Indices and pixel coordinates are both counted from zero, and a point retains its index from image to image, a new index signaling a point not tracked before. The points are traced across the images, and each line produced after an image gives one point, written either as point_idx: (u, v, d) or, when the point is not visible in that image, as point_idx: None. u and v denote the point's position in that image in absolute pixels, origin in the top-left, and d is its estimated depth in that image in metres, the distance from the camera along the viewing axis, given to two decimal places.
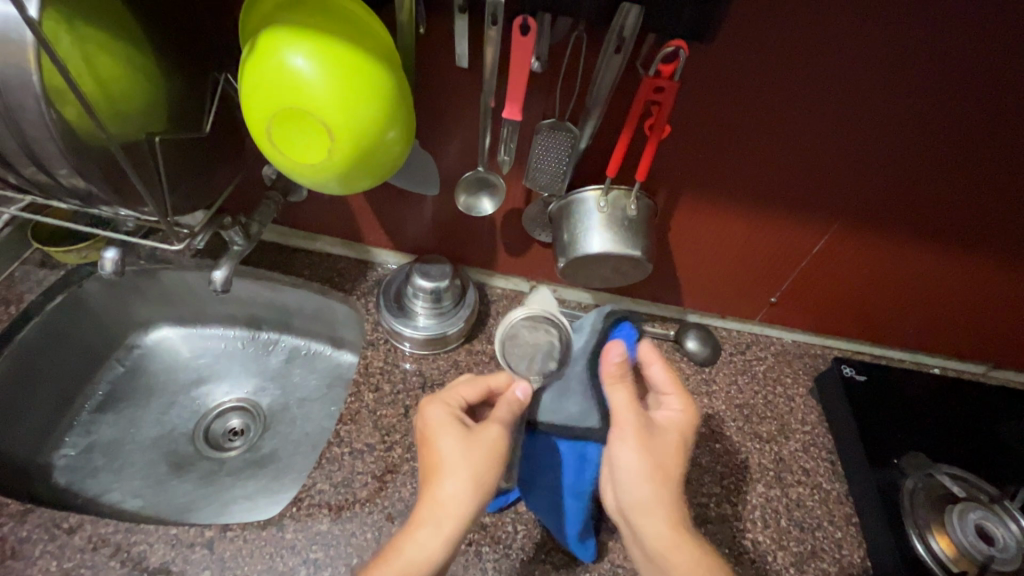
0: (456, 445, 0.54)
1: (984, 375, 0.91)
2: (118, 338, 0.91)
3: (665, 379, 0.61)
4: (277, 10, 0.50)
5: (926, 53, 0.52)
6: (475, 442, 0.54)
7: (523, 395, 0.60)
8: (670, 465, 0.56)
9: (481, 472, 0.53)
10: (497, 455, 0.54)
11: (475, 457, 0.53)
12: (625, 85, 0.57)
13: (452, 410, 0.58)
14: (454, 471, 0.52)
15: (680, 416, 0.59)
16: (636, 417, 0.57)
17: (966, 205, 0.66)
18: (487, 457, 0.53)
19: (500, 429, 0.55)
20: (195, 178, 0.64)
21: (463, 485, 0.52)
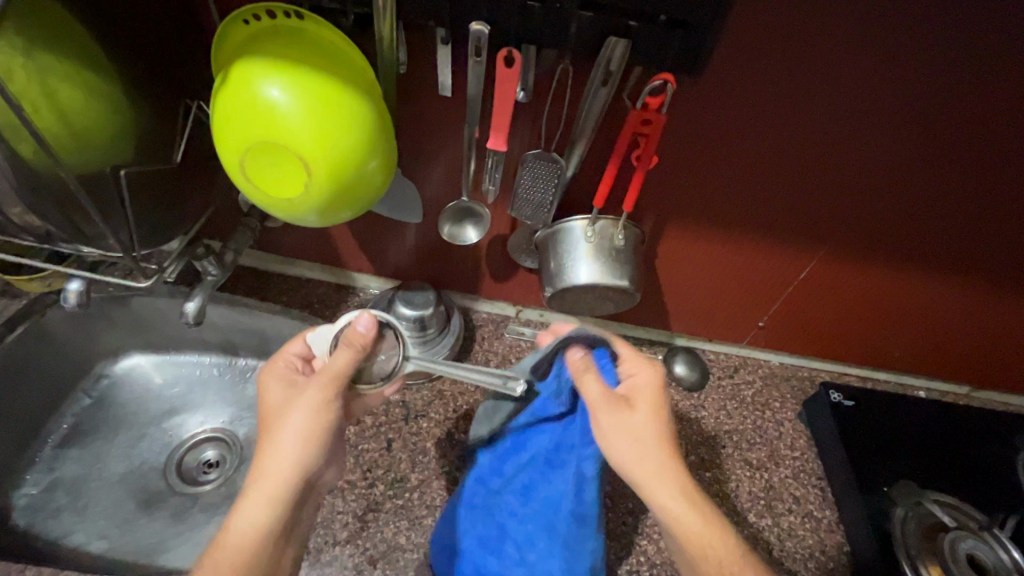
0: (276, 405, 0.53)
1: (967, 396, 0.91)
2: (84, 368, 0.87)
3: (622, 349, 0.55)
4: (252, 41, 0.48)
5: (908, 86, 0.52)
6: (302, 397, 0.52)
7: (365, 330, 0.54)
8: (658, 438, 0.51)
9: (303, 428, 0.51)
10: (324, 405, 0.52)
11: (301, 412, 0.51)
12: (612, 115, 0.56)
13: (286, 374, 0.57)
14: (282, 430, 0.51)
15: (650, 382, 0.53)
16: (612, 404, 0.51)
17: (949, 231, 0.66)
18: (315, 410, 0.51)
19: (325, 376, 0.53)
20: (167, 210, 0.61)
21: (286, 438, 0.51)
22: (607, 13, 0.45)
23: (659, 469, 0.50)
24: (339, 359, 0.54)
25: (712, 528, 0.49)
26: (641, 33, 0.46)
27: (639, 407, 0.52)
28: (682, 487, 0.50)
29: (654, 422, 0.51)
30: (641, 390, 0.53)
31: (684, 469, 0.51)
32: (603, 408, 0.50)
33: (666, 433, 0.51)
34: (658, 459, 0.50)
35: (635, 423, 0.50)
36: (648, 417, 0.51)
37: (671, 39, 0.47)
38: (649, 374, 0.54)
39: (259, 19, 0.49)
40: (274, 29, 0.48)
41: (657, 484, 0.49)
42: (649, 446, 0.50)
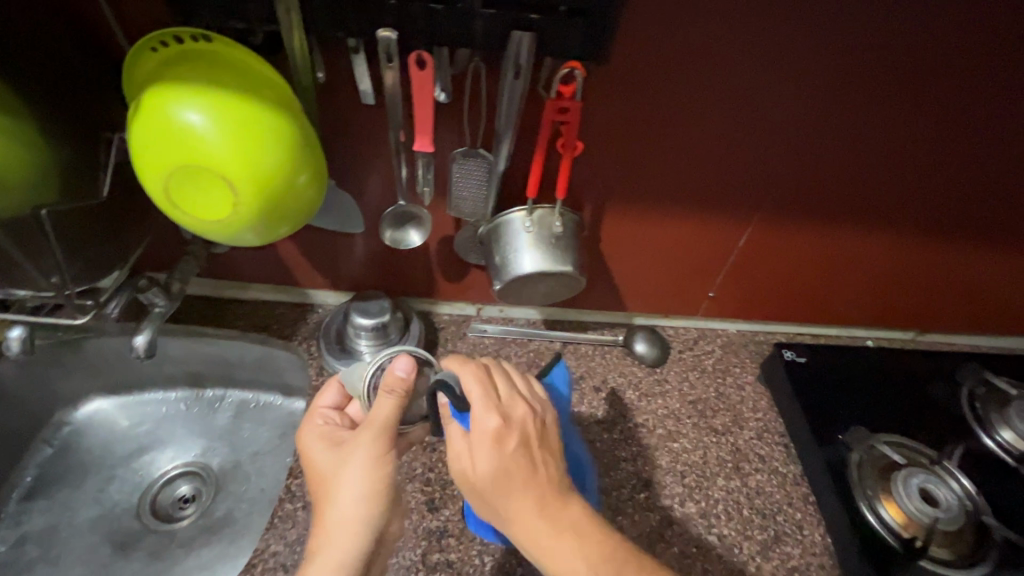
0: (330, 462, 0.54)
1: (914, 340, 0.96)
2: (42, 417, 0.85)
3: (471, 383, 0.56)
4: (163, 66, 0.48)
5: (807, 49, 0.55)
6: (352, 450, 0.53)
7: (404, 374, 0.55)
8: (512, 479, 0.51)
9: (363, 485, 0.51)
10: (379, 456, 0.52)
11: (356, 467, 0.52)
12: (532, 107, 0.57)
13: (329, 429, 0.58)
14: (339, 486, 0.51)
15: (486, 420, 0.53)
16: (465, 448, 0.53)
17: (869, 185, 0.70)
18: (369, 462, 0.52)
19: (371, 428, 0.53)
20: (102, 246, 0.60)
21: (350, 499, 0.51)
22: (509, 9, 0.47)
23: (513, 505, 0.51)
24: (384, 408, 0.54)
25: (580, 552, 0.50)
26: (544, 25, 0.48)
27: (472, 455, 0.52)
28: (535, 522, 0.51)
29: (496, 461, 0.51)
30: (476, 445, 0.52)
31: (542, 513, 0.51)
32: (457, 446, 0.53)
33: (507, 476, 0.51)
34: (507, 496, 0.51)
35: (479, 476, 0.52)
36: (487, 458, 0.52)
37: (573, 28, 0.48)
38: (485, 418, 0.53)
39: (168, 44, 0.49)
40: (184, 53, 0.49)
41: (523, 525, 0.51)
42: (517, 484, 0.51)
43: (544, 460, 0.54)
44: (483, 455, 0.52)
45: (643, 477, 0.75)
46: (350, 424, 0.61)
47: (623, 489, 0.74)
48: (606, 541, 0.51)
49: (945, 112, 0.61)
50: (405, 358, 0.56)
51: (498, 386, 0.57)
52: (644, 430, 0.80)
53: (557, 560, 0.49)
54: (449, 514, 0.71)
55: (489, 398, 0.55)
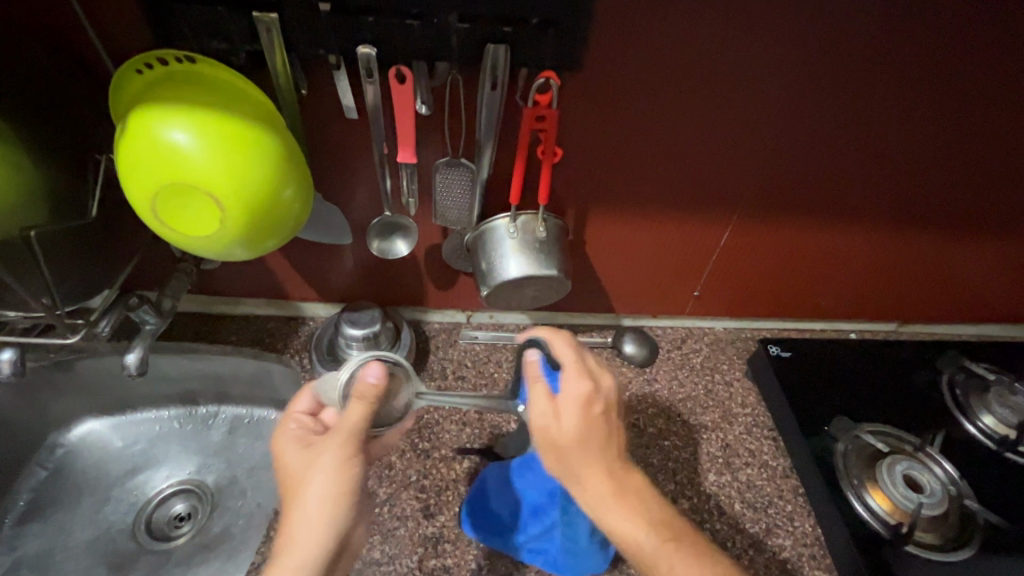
0: (300, 464, 0.54)
1: (896, 331, 0.98)
2: (35, 440, 0.85)
3: (564, 348, 0.59)
4: (149, 88, 0.50)
5: (778, 57, 0.56)
6: (321, 454, 0.53)
7: (374, 381, 0.54)
8: (592, 442, 0.53)
9: (327, 490, 0.51)
10: (344, 462, 0.53)
11: (323, 470, 0.52)
12: (511, 116, 0.59)
13: (301, 433, 0.57)
14: (307, 489, 0.51)
15: (578, 382, 0.55)
16: (549, 407, 0.54)
17: (846, 184, 0.71)
18: (335, 468, 0.52)
19: (339, 434, 0.53)
20: (91, 266, 0.61)
21: (316, 503, 0.51)
22: (483, 24, 0.49)
23: (588, 469, 0.53)
24: (353, 416, 0.54)
25: (637, 518, 0.52)
26: (518, 38, 0.50)
27: (559, 413, 0.54)
28: (603, 486, 0.52)
29: (581, 422, 0.53)
30: (573, 402, 0.54)
31: (612, 481, 0.53)
32: (542, 402, 0.54)
33: (591, 435, 0.53)
34: (589, 456, 0.53)
35: (562, 433, 0.53)
36: (576, 417, 0.53)
37: (546, 40, 0.50)
38: (576, 381, 0.55)
39: (153, 67, 0.50)
40: (170, 75, 0.50)
41: (596, 486, 0.52)
42: (597, 446, 0.53)
43: (618, 432, 0.56)
44: (568, 415, 0.53)
45: None
46: (323, 429, 0.60)
47: None
48: (664, 510, 0.53)
49: (915, 112, 0.63)
50: (375, 367, 0.55)
51: (584, 356, 0.59)
52: (635, 430, 0.81)
53: (623, 523, 0.51)
54: (445, 520, 0.71)
55: (580, 364, 0.57)
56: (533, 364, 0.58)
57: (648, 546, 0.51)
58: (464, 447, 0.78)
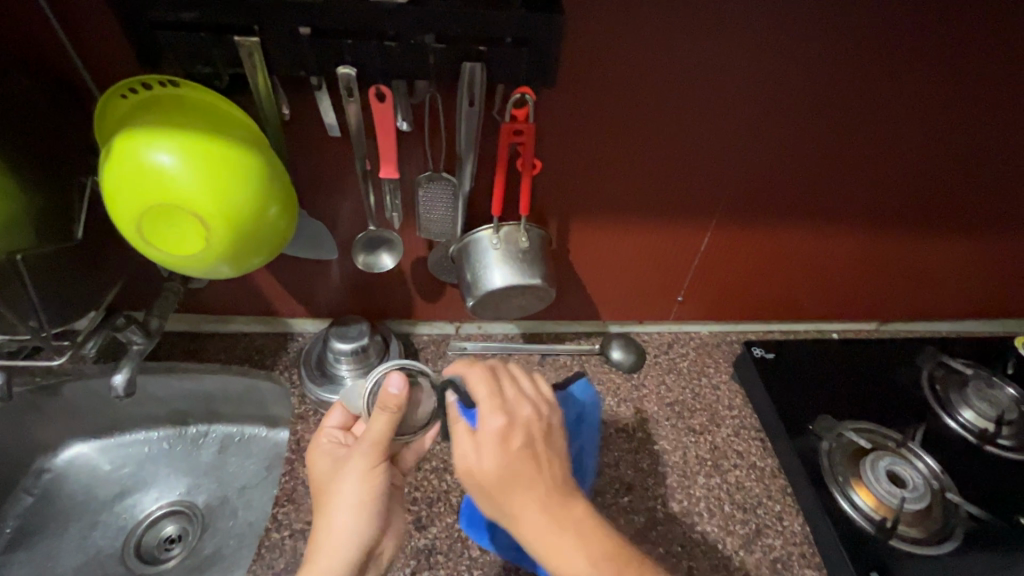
0: (329, 473, 0.58)
1: (878, 330, 1.00)
2: (22, 465, 0.84)
3: (478, 385, 0.59)
4: (133, 112, 0.51)
5: (746, 68, 0.58)
6: (349, 464, 0.57)
7: (397, 392, 0.55)
8: (522, 475, 0.53)
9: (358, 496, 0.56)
10: (370, 469, 0.57)
11: (352, 477, 0.57)
12: (490, 130, 0.60)
13: (332, 447, 0.62)
14: (338, 495, 0.56)
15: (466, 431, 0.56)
16: (471, 442, 0.55)
17: (819, 186, 0.73)
18: (365, 476, 0.56)
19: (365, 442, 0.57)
20: (76, 288, 0.61)
21: (348, 508, 0.55)
22: (459, 43, 0.50)
23: (517, 504, 0.53)
24: (377, 427, 0.56)
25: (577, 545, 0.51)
26: (493, 56, 0.51)
27: (475, 451, 0.55)
28: (535, 517, 0.52)
29: (497, 458, 0.54)
30: (460, 442, 0.56)
31: (546, 510, 0.53)
32: (463, 439, 0.56)
33: (512, 470, 0.53)
34: (515, 490, 0.53)
35: (482, 471, 0.54)
36: (494, 456, 0.54)
37: (520, 57, 0.52)
38: (490, 417, 0.56)
39: (137, 91, 0.51)
40: (154, 99, 0.51)
41: (529, 520, 0.52)
42: (513, 479, 0.53)
43: (549, 462, 0.56)
44: (485, 452, 0.54)
45: (626, 481, 0.77)
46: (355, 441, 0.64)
47: (608, 492, 0.76)
48: (605, 541, 0.52)
49: (880, 117, 0.65)
50: (399, 377, 0.57)
51: (504, 388, 0.60)
52: (625, 435, 0.82)
53: (566, 557, 0.51)
54: (437, 532, 0.71)
55: (495, 400, 0.58)
56: (454, 412, 0.59)
57: None
58: (455, 457, 0.78)
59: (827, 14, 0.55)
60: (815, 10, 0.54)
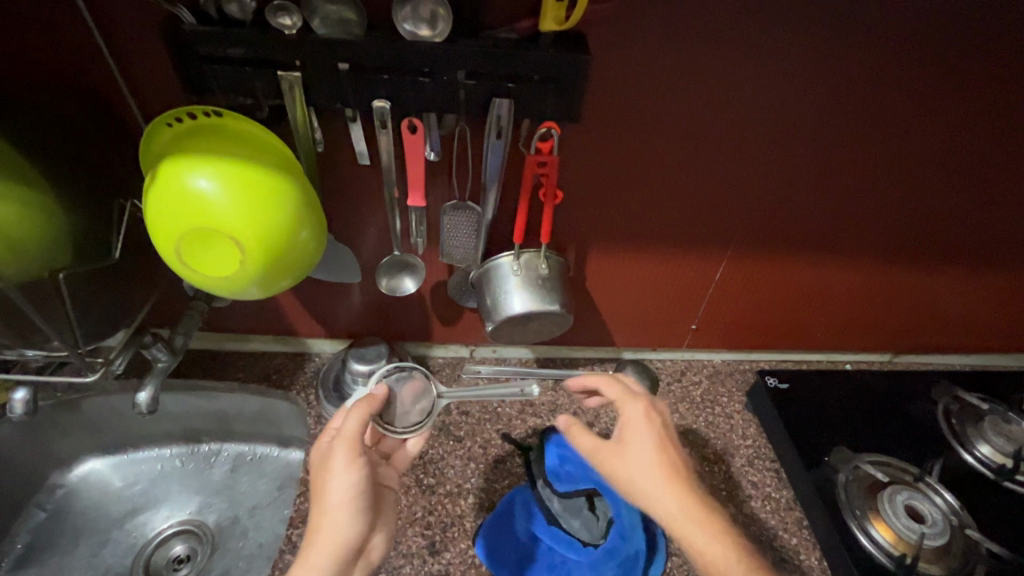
0: (319, 470, 0.58)
1: (891, 362, 1.00)
2: (37, 481, 0.84)
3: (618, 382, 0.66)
4: (177, 139, 0.53)
5: (761, 107, 0.61)
6: (330, 462, 0.57)
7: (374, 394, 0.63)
8: (666, 452, 0.59)
9: (340, 491, 0.55)
10: (348, 463, 0.56)
11: (335, 472, 0.56)
12: (514, 162, 0.62)
13: (328, 445, 0.61)
14: (324, 492, 0.55)
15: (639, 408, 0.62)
16: (643, 415, 0.62)
17: (834, 218, 0.75)
18: (342, 472, 0.55)
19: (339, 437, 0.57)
20: (107, 306, 0.62)
21: (334, 504, 0.55)
22: (489, 80, 0.53)
23: (652, 476, 0.57)
24: (354, 421, 0.59)
25: (706, 523, 0.55)
26: (521, 93, 0.54)
27: (625, 435, 0.61)
28: (674, 489, 0.56)
29: (647, 434, 0.60)
30: (626, 420, 0.62)
31: (684, 487, 0.57)
32: (636, 415, 0.62)
33: (653, 446, 0.59)
34: (648, 465, 0.58)
35: (628, 450, 0.60)
36: (641, 431, 0.60)
37: (547, 94, 0.54)
38: (634, 401, 0.63)
39: (182, 120, 0.54)
40: (197, 129, 0.53)
41: (662, 491, 0.56)
42: (659, 454, 0.59)
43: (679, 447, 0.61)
44: (635, 428, 0.61)
45: None
46: None
47: None
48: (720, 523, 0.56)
49: (895, 153, 0.67)
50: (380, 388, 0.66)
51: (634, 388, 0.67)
52: None
53: (701, 530, 0.54)
54: (450, 557, 0.71)
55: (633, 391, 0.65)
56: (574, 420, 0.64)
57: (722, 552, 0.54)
58: (469, 482, 0.78)
59: (841, 58, 0.57)
60: (831, 53, 0.57)
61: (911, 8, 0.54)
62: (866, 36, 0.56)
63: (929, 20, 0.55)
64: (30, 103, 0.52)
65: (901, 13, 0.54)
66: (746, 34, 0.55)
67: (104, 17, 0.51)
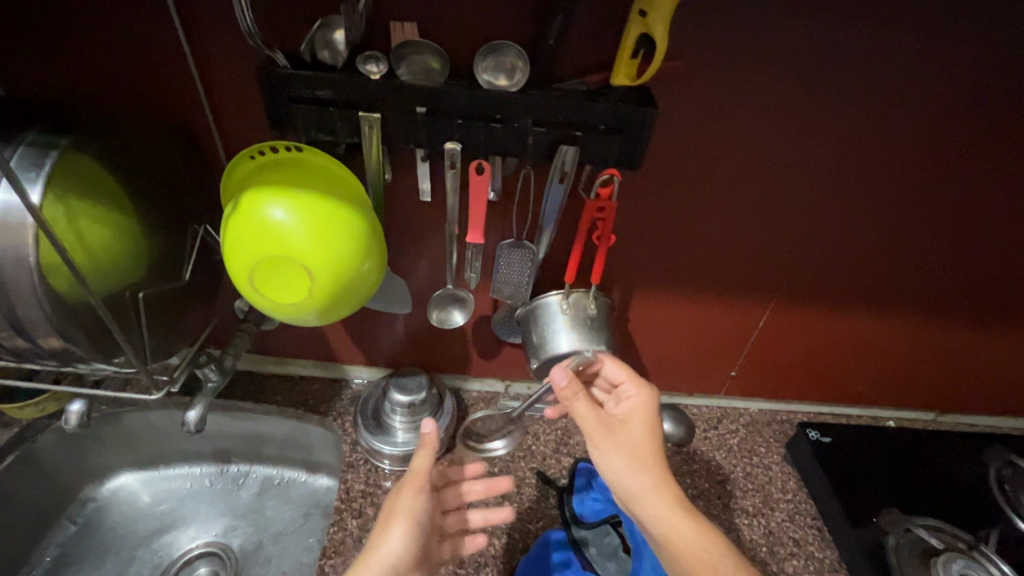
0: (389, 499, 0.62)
1: (935, 421, 0.97)
2: (71, 493, 0.85)
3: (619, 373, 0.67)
4: (259, 171, 0.56)
5: (816, 162, 0.62)
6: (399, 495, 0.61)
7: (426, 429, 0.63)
8: (660, 453, 0.61)
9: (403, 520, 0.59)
10: (411, 498, 0.60)
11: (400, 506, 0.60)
12: (571, 205, 0.64)
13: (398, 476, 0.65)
14: (385, 522, 0.60)
15: (642, 403, 0.65)
16: (646, 410, 0.64)
17: (883, 271, 0.74)
18: (407, 505, 0.60)
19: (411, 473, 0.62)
20: (171, 325, 0.64)
21: (393, 530, 0.59)
22: (557, 128, 0.55)
23: (648, 471, 0.59)
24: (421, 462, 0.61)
25: (696, 526, 0.56)
26: (587, 141, 0.56)
27: (626, 419, 0.64)
28: (666, 489, 0.58)
29: (648, 432, 0.62)
30: (631, 411, 0.65)
31: (669, 480, 0.59)
32: (640, 413, 0.64)
33: (652, 443, 0.61)
34: (646, 461, 0.59)
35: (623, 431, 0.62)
36: (640, 427, 0.63)
37: (612, 142, 0.56)
38: (639, 395, 0.66)
39: (264, 154, 0.57)
40: (278, 162, 0.57)
41: (650, 487, 0.58)
42: (656, 454, 0.61)
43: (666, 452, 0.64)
44: (635, 422, 0.63)
45: None
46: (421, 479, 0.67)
47: None
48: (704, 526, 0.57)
49: (947, 211, 0.67)
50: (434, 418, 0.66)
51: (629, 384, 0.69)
52: None
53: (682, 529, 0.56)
54: None
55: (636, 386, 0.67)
56: (562, 386, 0.61)
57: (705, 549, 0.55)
58: (503, 521, 0.77)
59: (898, 119, 0.59)
60: (888, 114, 0.58)
61: (970, 75, 0.56)
62: (924, 99, 0.57)
63: (987, 87, 0.56)
64: (124, 133, 0.56)
65: (959, 80, 0.56)
66: (806, 94, 0.57)
67: (205, 58, 0.55)
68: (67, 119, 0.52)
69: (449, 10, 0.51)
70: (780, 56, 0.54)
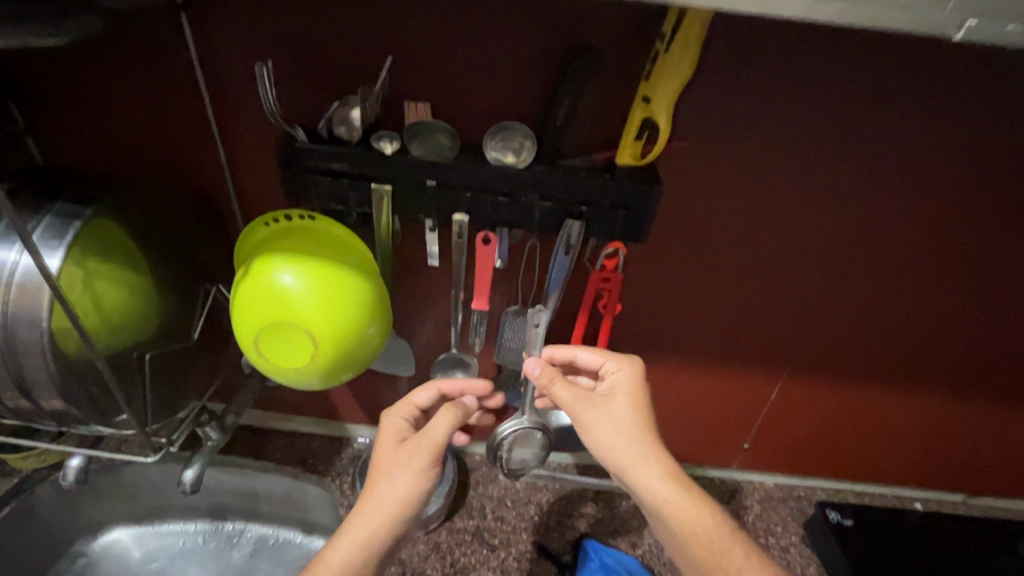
0: (388, 453, 0.59)
1: (964, 504, 0.91)
2: (61, 548, 0.83)
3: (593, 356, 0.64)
4: (272, 237, 0.58)
5: (822, 239, 0.62)
6: (404, 458, 0.58)
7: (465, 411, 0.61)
8: (649, 426, 0.60)
9: (405, 475, 0.57)
10: (421, 470, 0.57)
11: (402, 473, 0.57)
12: (576, 274, 0.65)
13: (402, 425, 0.63)
14: (384, 480, 0.57)
15: (626, 378, 0.62)
16: (630, 384, 0.61)
17: (899, 346, 0.72)
18: (416, 473, 0.57)
19: (427, 439, 0.58)
20: (175, 383, 0.65)
21: (394, 487, 0.56)
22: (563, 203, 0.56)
23: (634, 446, 0.58)
24: (439, 427, 0.59)
25: (691, 499, 0.57)
26: (592, 215, 0.57)
27: (610, 396, 0.61)
28: (656, 462, 0.57)
29: (632, 409, 0.60)
30: (615, 387, 0.61)
31: (660, 451, 0.58)
32: (627, 388, 0.61)
33: (639, 417, 0.59)
34: (631, 439, 0.58)
35: (607, 406, 0.60)
36: (625, 405, 0.60)
37: (617, 218, 0.56)
38: (620, 372, 0.62)
39: (278, 221, 0.59)
40: (291, 230, 0.58)
41: (641, 460, 0.57)
42: (644, 429, 0.59)
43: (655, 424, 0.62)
44: (619, 398, 0.60)
45: None
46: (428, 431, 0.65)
47: None
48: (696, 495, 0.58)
49: (964, 288, 0.66)
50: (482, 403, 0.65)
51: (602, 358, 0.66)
52: None
53: (675, 501, 0.57)
54: None
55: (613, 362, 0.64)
56: (537, 375, 0.58)
57: (699, 518, 0.57)
58: None
59: (905, 199, 0.59)
60: (894, 194, 0.59)
61: (976, 159, 0.56)
62: (930, 181, 0.58)
63: (993, 171, 0.57)
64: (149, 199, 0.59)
65: (964, 164, 0.56)
66: (811, 174, 0.57)
67: (230, 132, 0.58)
68: (97, 185, 0.55)
69: (461, 92, 0.54)
70: (782, 139, 0.55)
